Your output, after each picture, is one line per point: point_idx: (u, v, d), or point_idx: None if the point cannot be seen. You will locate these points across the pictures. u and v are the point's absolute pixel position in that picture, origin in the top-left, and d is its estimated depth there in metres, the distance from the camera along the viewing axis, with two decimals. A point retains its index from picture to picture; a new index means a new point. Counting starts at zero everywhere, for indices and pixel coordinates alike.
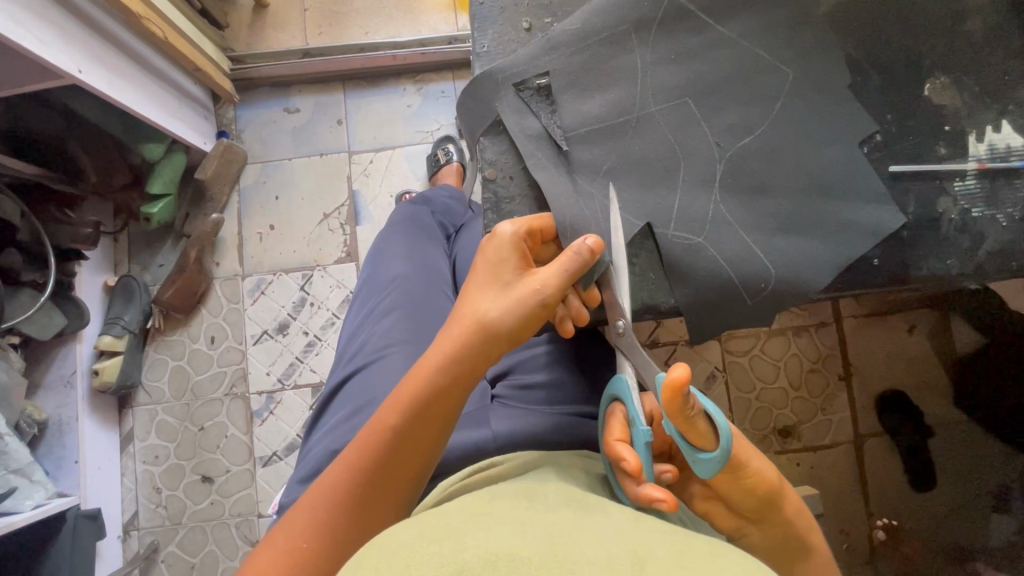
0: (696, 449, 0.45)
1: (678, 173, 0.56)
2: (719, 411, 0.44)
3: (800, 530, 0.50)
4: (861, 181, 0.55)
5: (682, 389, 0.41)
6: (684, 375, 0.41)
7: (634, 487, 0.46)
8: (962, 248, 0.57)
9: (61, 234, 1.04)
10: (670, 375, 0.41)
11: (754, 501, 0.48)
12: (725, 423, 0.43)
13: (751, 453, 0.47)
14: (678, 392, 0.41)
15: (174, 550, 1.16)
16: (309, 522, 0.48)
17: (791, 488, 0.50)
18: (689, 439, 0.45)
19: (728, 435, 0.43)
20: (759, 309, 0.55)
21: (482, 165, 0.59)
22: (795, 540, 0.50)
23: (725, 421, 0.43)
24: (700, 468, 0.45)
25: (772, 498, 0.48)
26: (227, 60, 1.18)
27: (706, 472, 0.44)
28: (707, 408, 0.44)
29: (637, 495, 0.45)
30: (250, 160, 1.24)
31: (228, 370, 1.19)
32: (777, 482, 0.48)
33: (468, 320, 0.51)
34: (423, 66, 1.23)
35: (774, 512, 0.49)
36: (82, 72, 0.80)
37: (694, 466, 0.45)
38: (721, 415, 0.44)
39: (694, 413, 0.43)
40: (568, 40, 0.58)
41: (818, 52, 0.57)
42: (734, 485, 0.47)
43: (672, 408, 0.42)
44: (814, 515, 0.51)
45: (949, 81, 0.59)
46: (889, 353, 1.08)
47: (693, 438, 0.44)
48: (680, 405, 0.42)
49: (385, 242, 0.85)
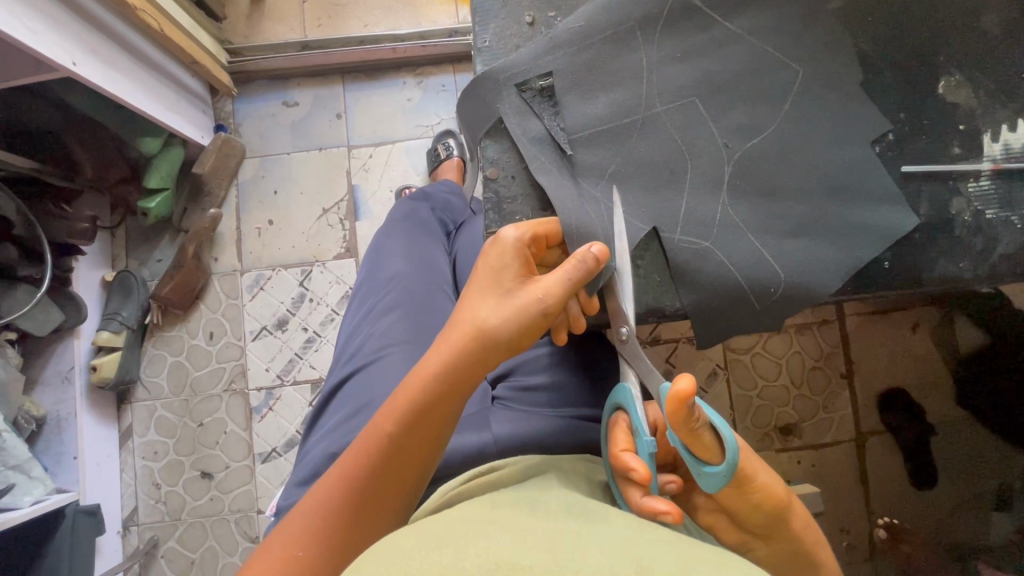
0: (701, 462, 0.45)
1: (685, 174, 0.55)
2: (725, 423, 0.44)
3: (807, 544, 0.49)
4: (872, 182, 0.54)
5: (686, 401, 0.41)
6: (688, 388, 0.41)
7: (638, 497, 0.46)
8: (975, 249, 0.56)
9: (55, 229, 1.02)
10: (674, 386, 0.41)
11: (761, 515, 0.47)
12: (732, 438, 0.43)
13: (758, 467, 0.47)
14: (682, 404, 0.41)
15: (174, 545, 1.15)
16: (305, 530, 0.47)
17: (798, 502, 0.49)
18: (694, 451, 0.45)
19: (735, 450, 0.43)
20: (767, 314, 0.54)
21: (484, 164, 0.57)
22: (801, 554, 0.49)
23: (732, 436, 0.43)
24: (705, 481, 0.45)
25: (779, 513, 0.47)
26: (225, 53, 1.17)
27: (711, 487, 0.44)
28: (714, 420, 0.44)
29: (641, 506, 0.45)
30: (249, 155, 1.22)
31: (228, 366, 1.18)
32: (785, 497, 0.47)
33: (468, 327, 0.49)
34: (424, 59, 1.22)
35: (780, 527, 0.48)
36: (76, 66, 0.78)
37: (699, 480, 0.45)
38: (727, 429, 0.43)
39: (700, 425, 0.43)
40: (571, 38, 0.56)
41: (829, 50, 0.55)
42: (740, 499, 0.46)
43: (675, 420, 0.42)
44: (821, 529, 0.50)
45: (964, 78, 0.57)
46: (893, 351, 1.06)
47: (698, 451, 0.44)
48: (685, 418, 0.42)
49: (384, 240, 0.84)
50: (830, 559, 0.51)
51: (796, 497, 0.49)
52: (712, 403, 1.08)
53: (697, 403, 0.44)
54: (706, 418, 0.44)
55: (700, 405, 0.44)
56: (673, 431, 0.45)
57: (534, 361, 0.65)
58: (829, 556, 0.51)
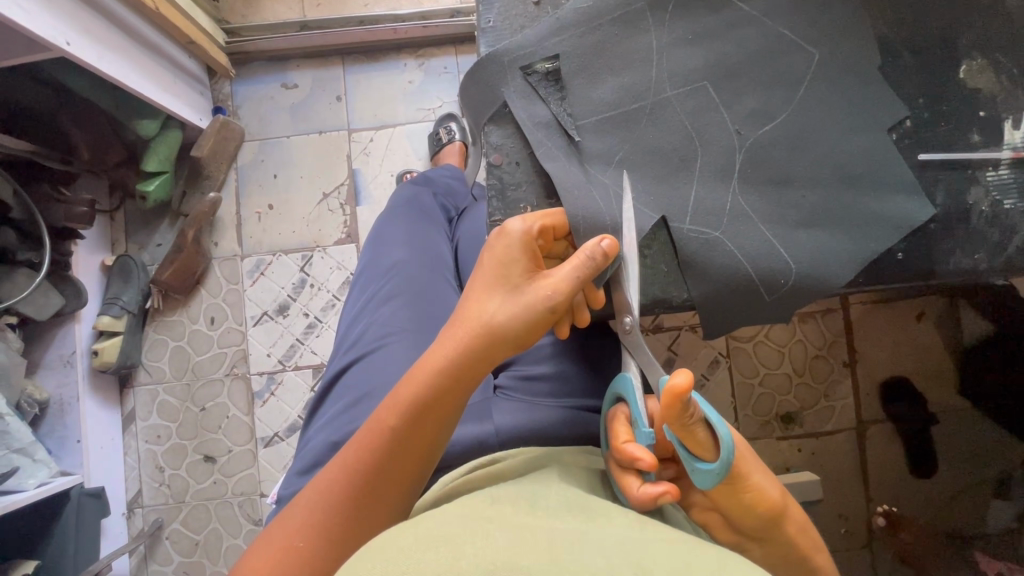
0: (695, 457, 0.44)
1: (694, 162, 0.53)
2: (720, 420, 0.43)
3: (802, 548, 0.48)
4: (888, 170, 0.53)
5: (681, 397, 0.40)
6: (686, 383, 0.40)
7: (636, 486, 0.46)
8: (991, 242, 0.54)
9: (54, 212, 1.01)
10: (670, 381, 0.40)
11: (754, 519, 0.46)
12: (727, 436, 0.42)
13: (751, 467, 0.46)
14: (677, 400, 0.40)
15: (178, 528, 1.16)
16: (306, 521, 0.47)
17: (794, 505, 0.48)
18: (689, 448, 0.44)
19: (730, 448, 0.42)
20: (776, 306, 0.53)
21: (488, 150, 0.56)
22: (795, 557, 0.49)
23: (729, 434, 0.42)
24: (698, 477, 0.44)
25: (772, 517, 0.46)
26: (222, 33, 1.14)
27: (703, 483, 0.44)
28: (709, 417, 0.43)
29: (640, 495, 0.45)
30: (248, 138, 1.20)
31: (228, 351, 1.18)
32: (780, 501, 0.46)
33: (473, 321, 0.48)
34: (425, 40, 1.19)
35: (775, 532, 0.47)
36: (70, 45, 0.76)
37: (691, 475, 0.45)
38: (723, 427, 0.43)
39: (693, 420, 0.42)
40: (579, 19, 0.54)
41: (846, 33, 0.54)
42: (732, 500, 0.46)
43: (670, 415, 0.42)
44: (818, 532, 0.50)
45: (986, 63, 0.56)
46: (898, 341, 1.05)
47: (693, 447, 0.43)
48: (680, 412, 0.41)
49: (384, 226, 0.82)
50: (827, 563, 0.50)
51: (792, 500, 0.48)
52: (711, 390, 1.07)
53: (693, 398, 0.43)
54: (702, 413, 0.44)
55: (696, 401, 0.43)
56: (668, 426, 0.44)
57: (537, 351, 0.64)
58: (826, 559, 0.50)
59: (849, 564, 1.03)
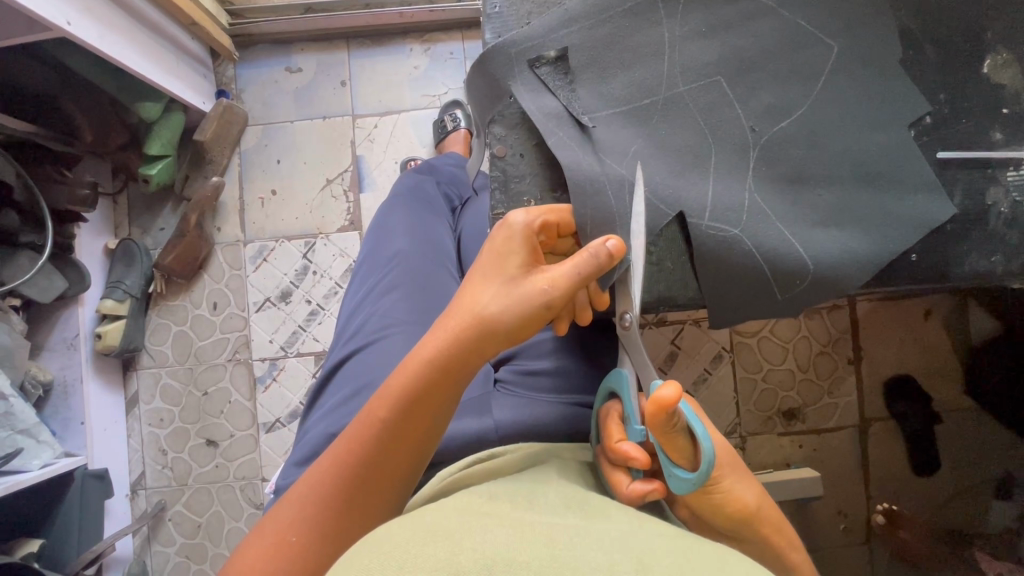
0: (674, 463, 0.44)
1: (709, 159, 0.52)
2: (705, 431, 0.42)
3: (780, 549, 0.47)
4: (908, 168, 0.51)
5: (667, 408, 0.39)
6: (672, 396, 0.39)
7: (626, 484, 0.46)
8: (1010, 244, 0.53)
9: (57, 195, 1.00)
10: (656, 393, 0.40)
11: (728, 521, 0.46)
12: (709, 448, 0.41)
13: (727, 471, 0.46)
14: (662, 412, 0.40)
15: (181, 510, 1.16)
16: (299, 514, 0.46)
17: (771, 505, 0.47)
18: (670, 455, 0.43)
19: (711, 461, 0.41)
20: (790, 305, 0.52)
21: (491, 141, 0.55)
22: (773, 557, 0.48)
23: (711, 445, 0.41)
24: (675, 483, 0.44)
25: (745, 520, 0.45)
26: (226, 15, 1.13)
27: (680, 489, 0.43)
28: (694, 426, 0.42)
29: (627, 492, 0.45)
30: (250, 122, 1.19)
31: (231, 336, 1.18)
32: (754, 505, 0.45)
33: (467, 314, 0.47)
34: (432, 25, 1.17)
35: (754, 534, 0.46)
36: (70, 24, 0.74)
37: (671, 480, 0.44)
38: (707, 439, 0.42)
39: (676, 430, 0.41)
40: (589, 11, 0.53)
41: (866, 25, 0.52)
42: (708, 502, 0.45)
43: (654, 425, 0.41)
44: (797, 534, 0.49)
45: (1011, 57, 0.54)
46: (906, 340, 1.03)
47: (673, 454, 0.43)
48: (667, 423, 0.41)
49: (385, 215, 0.81)
50: (806, 563, 0.49)
51: (771, 501, 0.48)
52: (713, 386, 1.06)
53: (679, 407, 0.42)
54: (687, 423, 0.43)
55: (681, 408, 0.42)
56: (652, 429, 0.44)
57: (538, 346, 0.64)
58: (805, 561, 0.49)
59: (850, 562, 1.03)
